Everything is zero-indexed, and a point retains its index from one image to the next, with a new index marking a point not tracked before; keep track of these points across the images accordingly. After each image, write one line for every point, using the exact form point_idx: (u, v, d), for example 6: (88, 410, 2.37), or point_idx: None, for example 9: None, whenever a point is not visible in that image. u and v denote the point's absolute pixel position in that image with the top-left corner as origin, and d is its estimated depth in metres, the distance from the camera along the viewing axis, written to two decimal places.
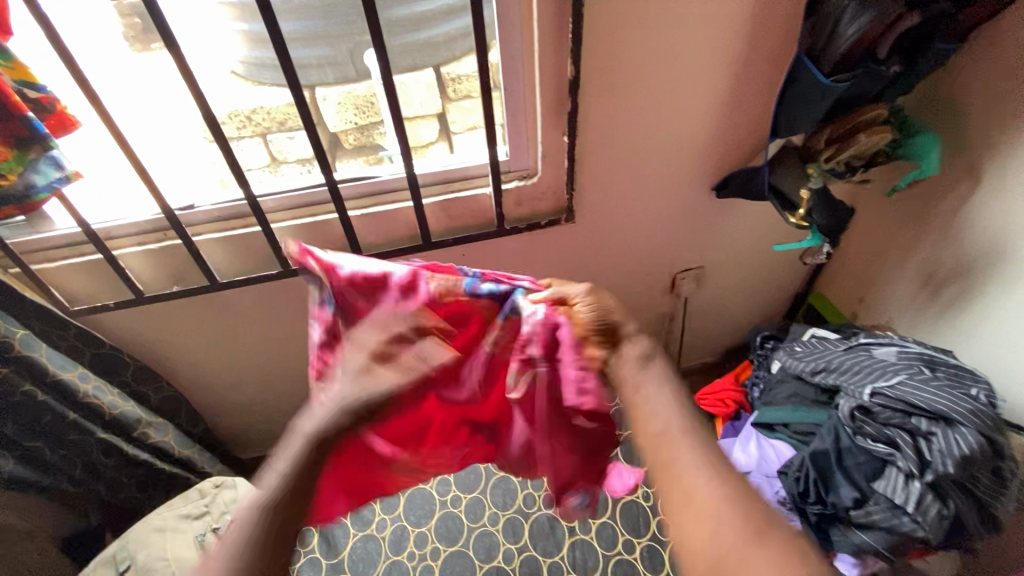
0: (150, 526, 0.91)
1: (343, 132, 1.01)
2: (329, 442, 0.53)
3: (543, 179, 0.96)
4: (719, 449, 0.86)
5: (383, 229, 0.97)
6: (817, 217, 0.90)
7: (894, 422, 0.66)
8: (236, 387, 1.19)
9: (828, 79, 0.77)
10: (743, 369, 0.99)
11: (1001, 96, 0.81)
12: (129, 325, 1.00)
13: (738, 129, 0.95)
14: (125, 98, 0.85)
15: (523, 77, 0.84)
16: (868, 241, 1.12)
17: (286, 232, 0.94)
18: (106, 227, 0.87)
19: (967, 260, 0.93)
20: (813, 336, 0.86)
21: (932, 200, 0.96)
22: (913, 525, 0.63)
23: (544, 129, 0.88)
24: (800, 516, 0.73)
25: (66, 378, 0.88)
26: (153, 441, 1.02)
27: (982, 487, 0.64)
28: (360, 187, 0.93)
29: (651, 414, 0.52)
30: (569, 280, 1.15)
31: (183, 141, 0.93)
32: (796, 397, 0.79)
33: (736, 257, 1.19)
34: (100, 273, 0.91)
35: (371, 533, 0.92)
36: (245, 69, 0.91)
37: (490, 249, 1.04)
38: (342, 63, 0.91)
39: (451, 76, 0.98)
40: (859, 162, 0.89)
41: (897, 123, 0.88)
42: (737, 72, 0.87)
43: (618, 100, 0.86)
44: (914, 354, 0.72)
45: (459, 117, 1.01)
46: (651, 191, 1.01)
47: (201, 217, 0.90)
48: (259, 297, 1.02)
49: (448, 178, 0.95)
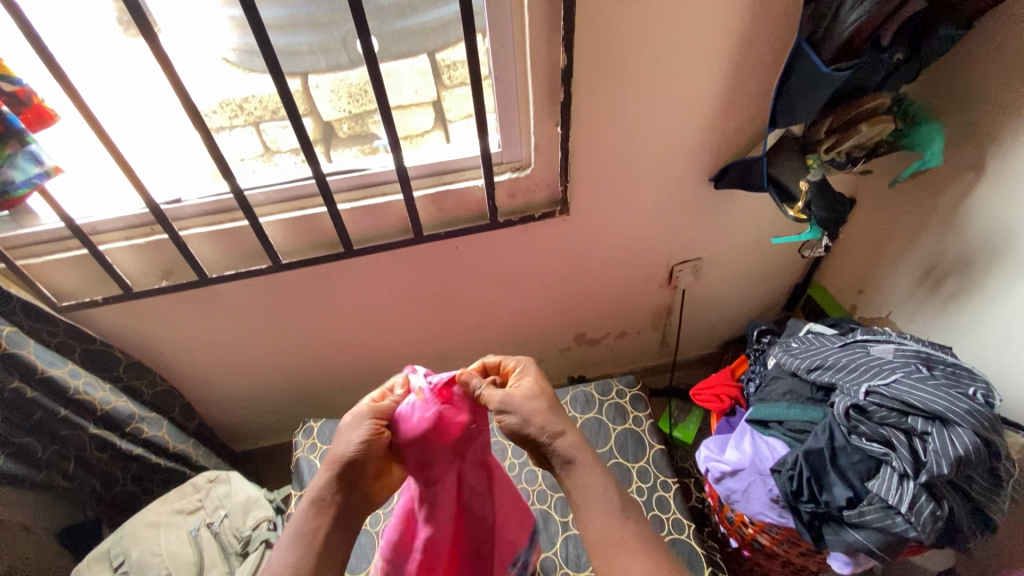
0: (144, 520, 0.91)
1: (337, 121, 0.96)
2: (346, 484, 0.63)
3: (536, 171, 0.94)
4: (709, 444, 0.83)
5: (374, 222, 0.96)
6: (816, 209, 0.87)
7: (890, 422, 0.65)
8: (231, 381, 1.18)
9: (828, 67, 0.74)
10: (741, 363, 0.98)
11: (1007, 84, 0.79)
12: (119, 320, 0.99)
13: (736, 119, 0.92)
14: (104, 87, 0.83)
15: (515, 67, 0.81)
16: (869, 233, 1.10)
17: (275, 226, 0.92)
18: (91, 223, 0.85)
19: (968, 253, 0.91)
20: (811, 332, 0.85)
21: (934, 191, 0.94)
22: (906, 525, 0.62)
23: (537, 120, 0.86)
24: (792, 514, 0.71)
25: (55, 375, 0.87)
26: (147, 435, 1.02)
27: (977, 487, 0.64)
28: (349, 179, 0.91)
29: (587, 496, 0.60)
30: (564, 273, 1.14)
31: (170, 131, 0.89)
32: (792, 394, 0.78)
33: (734, 249, 1.17)
34: (87, 268, 0.90)
35: (365, 527, 0.93)
36: (238, 56, 0.87)
37: (484, 242, 1.03)
38: (333, 49, 0.88)
39: (445, 63, 0.93)
40: (861, 152, 0.87)
41: (902, 112, 0.86)
42: (735, 60, 0.84)
43: (612, 90, 0.84)
44: (911, 353, 0.72)
45: (454, 105, 0.98)
46: (647, 182, 0.99)
47: (189, 211, 0.88)
48: (250, 291, 1.00)
49: (439, 170, 0.93)
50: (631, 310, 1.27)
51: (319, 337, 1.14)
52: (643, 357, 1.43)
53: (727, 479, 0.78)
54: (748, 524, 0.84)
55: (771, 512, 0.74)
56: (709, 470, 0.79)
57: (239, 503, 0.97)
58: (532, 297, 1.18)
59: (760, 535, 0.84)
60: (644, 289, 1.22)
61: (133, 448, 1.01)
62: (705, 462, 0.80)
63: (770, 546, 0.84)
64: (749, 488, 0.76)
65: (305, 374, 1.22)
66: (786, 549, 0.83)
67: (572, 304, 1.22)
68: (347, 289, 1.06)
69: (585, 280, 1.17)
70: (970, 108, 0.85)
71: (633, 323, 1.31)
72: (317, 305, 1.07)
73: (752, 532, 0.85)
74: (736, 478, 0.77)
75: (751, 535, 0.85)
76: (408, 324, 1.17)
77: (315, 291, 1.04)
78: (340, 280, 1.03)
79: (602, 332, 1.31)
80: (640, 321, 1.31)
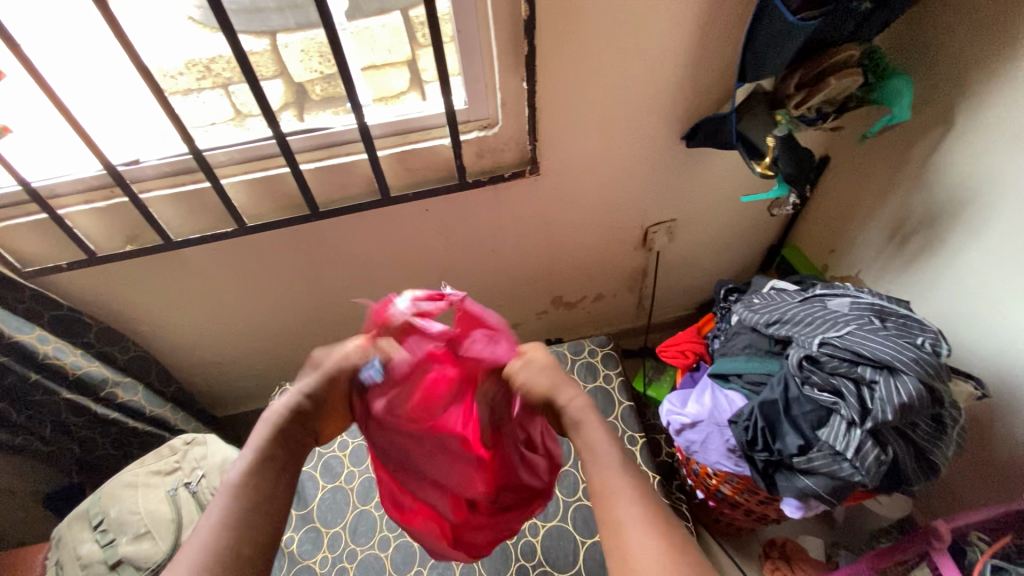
0: (121, 482, 0.94)
1: (309, 82, 0.93)
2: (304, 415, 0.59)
3: (504, 129, 0.92)
4: (672, 398, 0.85)
5: (340, 184, 0.95)
6: (782, 165, 0.86)
7: (841, 371, 0.68)
8: (206, 346, 1.19)
9: (795, 17, 0.72)
10: (707, 321, 1.01)
11: (976, 35, 0.77)
12: (87, 285, 0.98)
13: (707, 73, 0.91)
14: (49, 42, 0.80)
15: (476, 18, 0.78)
16: (840, 192, 1.10)
17: (238, 188, 0.91)
18: (49, 186, 0.84)
19: (935, 208, 0.92)
20: (773, 288, 0.87)
21: (904, 147, 0.94)
22: (851, 470, 0.65)
23: (502, 75, 0.84)
24: (748, 462, 0.74)
25: (23, 341, 0.88)
26: (121, 400, 1.03)
27: (920, 433, 0.68)
28: (312, 139, 0.89)
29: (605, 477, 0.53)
30: (536, 235, 1.14)
31: (126, 95, 0.87)
32: (751, 347, 0.81)
33: (707, 209, 1.17)
34: (47, 233, 0.89)
35: (340, 484, 0.96)
36: (201, 15, 0.83)
37: (454, 204, 1.02)
38: (301, 6, 0.84)
39: (419, 20, 0.89)
40: (831, 108, 0.86)
41: (872, 65, 0.84)
42: (704, 11, 0.82)
43: (578, 40, 0.81)
44: (866, 305, 0.75)
45: (430, 64, 0.94)
46: (617, 140, 0.98)
47: (149, 172, 0.87)
48: (217, 255, 1.00)
49: (405, 129, 0.91)
50: (606, 272, 1.27)
51: (292, 302, 1.15)
52: (619, 320, 1.44)
53: (687, 431, 0.80)
54: (711, 475, 0.87)
55: (728, 462, 0.77)
56: (670, 423, 0.82)
57: (216, 464, 0.99)
58: (506, 260, 1.18)
59: (723, 486, 0.86)
60: (619, 251, 1.22)
61: (108, 412, 1.02)
62: (667, 416, 0.83)
63: (732, 496, 0.87)
64: (707, 439, 0.78)
65: (280, 339, 1.23)
66: (746, 499, 0.86)
67: (545, 267, 1.22)
68: (316, 252, 1.05)
69: (559, 242, 1.16)
70: (940, 60, 0.83)
71: (609, 285, 1.31)
72: (287, 268, 1.06)
73: (715, 483, 0.88)
74: (695, 430, 0.79)
75: (716, 486, 0.88)
76: (383, 288, 1.17)
77: (285, 255, 1.04)
78: (310, 243, 1.03)
79: (578, 295, 1.32)
80: (615, 284, 1.31)
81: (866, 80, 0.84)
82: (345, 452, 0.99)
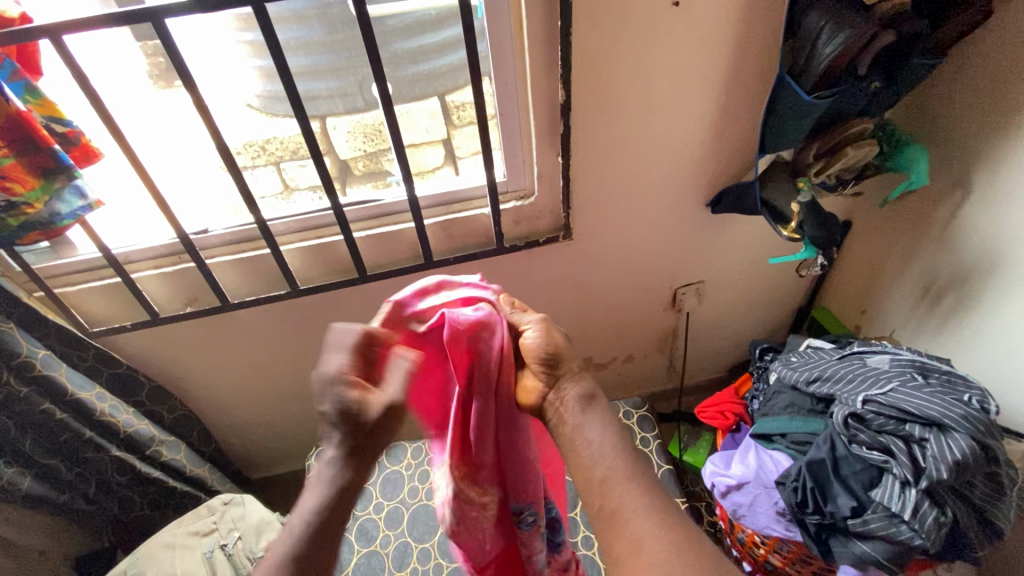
0: (159, 542, 0.94)
1: (353, 159, 1.02)
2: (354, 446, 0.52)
3: (540, 199, 0.99)
4: (715, 460, 0.86)
5: (386, 249, 1.01)
6: (808, 229, 0.89)
7: (889, 429, 0.68)
8: (246, 406, 1.22)
9: (810, 96, 0.79)
10: (743, 382, 1.02)
11: (986, 110, 0.83)
12: (145, 345, 1.04)
13: (728, 146, 0.98)
14: (143, 128, 0.90)
15: (518, 102, 0.87)
16: (866, 253, 1.13)
17: (294, 253, 0.98)
18: (125, 253, 0.92)
19: (963, 268, 0.94)
20: (809, 346, 0.89)
21: (927, 210, 0.97)
22: (911, 533, 0.64)
23: (539, 150, 0.92)
24: (800, 527, 0.73)
25: (84, 398, 0.92)
26: (165, 459, 1.05)
27: (978, 493, 0.66)
28: (364, 210, 0.97)
29: None
30: (568, 297, 1.17)
31: (198, 171, 0.97)
32: (793, 407, 0.82)
33: (735, 271, 1.21)
34: (117, 295, 0.96)
35: (375, 549, 0.94)
36: (261, 102, 0.92)
37: (491, 267, 1.07)
38: (351, 93, 0.93)
39: (455, 103, 0.99)
40: (850, 176, 0.91)
41: (885, 137, 0.91)
42: (725, 92, 0.90)
43: (608, 120, 0.89)
44: (906, 361, 0.75)
45: (464, 143, 1.03)
46: (645, 206, 1.04)
47: (214, 241, 0.94)
48: (268, 316, 1.05)
49: (448, 200, 0.99)
50: (636, 334, 1.29)
51: None
52: (649, 382, 1.44)
53: (733, 493, 0.80)
54: (759, 544, 0.83)
55: (778, 526, 0.76)
56: (714, 485, 0.82)
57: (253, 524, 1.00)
58: None
59: (772, 556, 0.83)
60: (648, 313, 1.25)
61: (151, 471, 1.04)
62: (710, 478, 0.83)
63: (782, 567, 0.83)
64: (754, 502, 0.78)
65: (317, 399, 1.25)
66: (798, 570, 0.82)
67: (576, 328, 1.24)
68: (359, 314, 1.10)
69: (590, 305, 1.20)
70: (953, 131, 0.89)
71: (639, 346, 1.33)
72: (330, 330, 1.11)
73: (764, 553, 0.84)
74: (741, 492, 0.79)
75: (764, 557, 0.84)
76: None
77: (330, 316, 1.09)
78: (353, 305, 1.08)
79: (608, 356, 1.33)
80: (645, 344, 1.32)
81: (882, 149, 0.91)
82: (381, 514, 0.99)
